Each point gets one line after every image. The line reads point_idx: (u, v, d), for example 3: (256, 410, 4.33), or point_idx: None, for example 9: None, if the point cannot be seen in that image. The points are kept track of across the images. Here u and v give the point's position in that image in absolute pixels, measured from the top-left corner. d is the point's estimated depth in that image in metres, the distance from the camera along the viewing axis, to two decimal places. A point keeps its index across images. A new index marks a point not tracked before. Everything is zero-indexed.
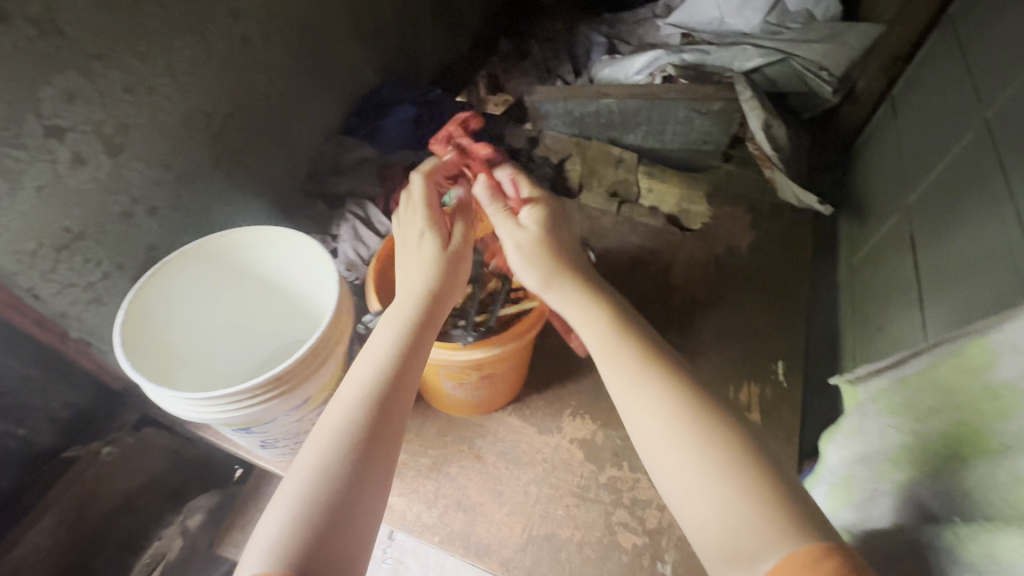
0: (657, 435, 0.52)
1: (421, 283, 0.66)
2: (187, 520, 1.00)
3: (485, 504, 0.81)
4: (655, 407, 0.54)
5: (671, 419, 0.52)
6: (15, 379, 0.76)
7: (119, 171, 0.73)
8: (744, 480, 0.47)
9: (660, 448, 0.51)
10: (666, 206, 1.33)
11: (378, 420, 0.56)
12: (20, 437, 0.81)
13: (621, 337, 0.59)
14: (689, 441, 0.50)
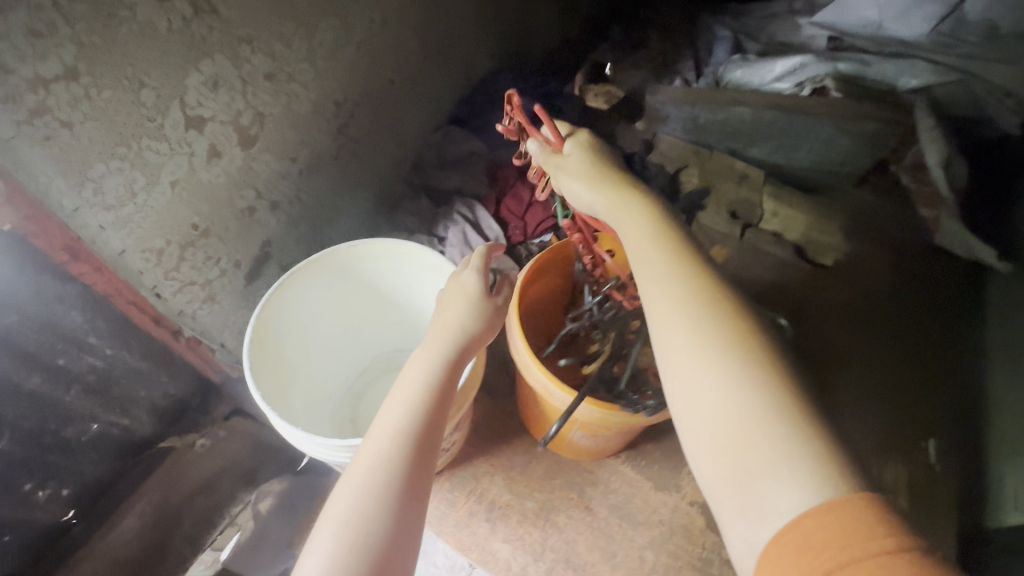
0: (685, 357, 0.42)
1: (461, 323, 0.58)
2: (258, 503, 0.84)
3: (597, 564, 0.74)
4: (684, 330, 0.43)
5: (706, 351, 0.42)
6: (125, 372, 0.72)
7: (249, 164, 0.67)
8: (775, 418, 0.39)
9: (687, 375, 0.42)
10: (790, 235, 1.16)
11: (419, 458, 0.50)
12: (123, 428, 0.77)
13: (661, 240, 0.48)
14: (724, 373, 0.41)
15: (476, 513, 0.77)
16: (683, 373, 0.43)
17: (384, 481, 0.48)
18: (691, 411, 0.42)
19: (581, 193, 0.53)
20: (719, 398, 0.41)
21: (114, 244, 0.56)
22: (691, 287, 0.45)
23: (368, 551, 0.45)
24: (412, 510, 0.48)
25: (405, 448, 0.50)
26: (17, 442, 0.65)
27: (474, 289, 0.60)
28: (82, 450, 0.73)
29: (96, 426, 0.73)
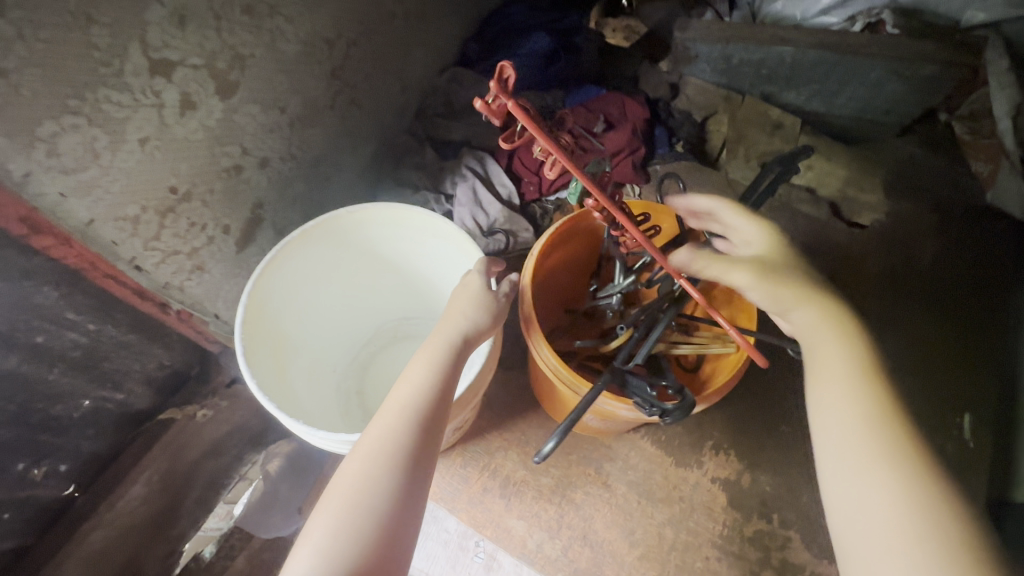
0: (853, 478, 0.41)
1: (464, 308, 0.56)
2: (267, 466, 0.83)
3: (615, 542, 0.72)
4: (866, 449, 0.41)
5: (886, 472, 0.39)
6: (113, 346, 0.67)
7: (230, 117, 0.58)
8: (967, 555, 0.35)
9: (862, 499, 0.39)
10: (826, 190, 1.06)
11: (423, 439, 0.48)
12: (119, 401, 0.73)
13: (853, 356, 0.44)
14: (900, 502, 0.38)
15: (490, 489, 0.75)
16: (844, 478, 0.41)
17: (387, 460, 0.46)
18: (861, 533, 0.39)
19: (786, 300, 0.45)
20: (882, 503, 0.39)
21: (80, 214, 0.49)
22: (878, 399, 0.42)
23: (363, 538, 0.43)
24: (415, 491, 0.46)
25: (408, 429, 0.48)
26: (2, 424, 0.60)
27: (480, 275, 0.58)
28: (77, 426, 0.70)
29: (87, 403, 0.69)
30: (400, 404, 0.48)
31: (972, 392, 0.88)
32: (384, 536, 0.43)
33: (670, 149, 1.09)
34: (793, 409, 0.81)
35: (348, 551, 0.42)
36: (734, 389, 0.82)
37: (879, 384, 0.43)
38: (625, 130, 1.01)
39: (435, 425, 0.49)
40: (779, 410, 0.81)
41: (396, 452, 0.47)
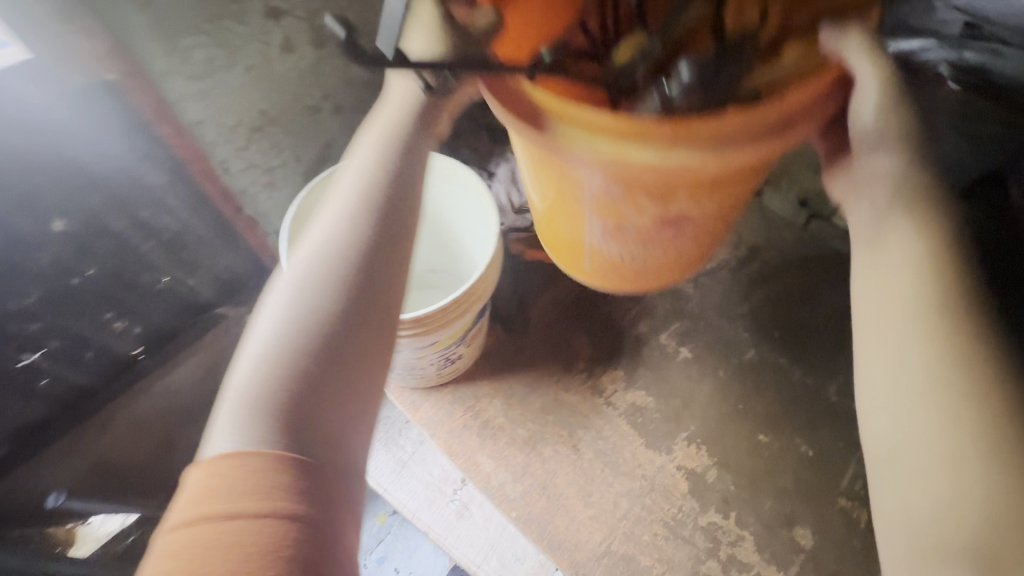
0: (898, 395, 0.42)
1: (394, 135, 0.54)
2: None
3: (571, 497, 0.77)
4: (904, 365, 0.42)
5: (932, 409, 0.39)
6: (194, 236, 0.82)
7: (319, 65, 0.73)
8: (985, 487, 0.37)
9: (892, 418, 0.41)
10: None
11: (359, 268, 0.49)
12: (189, 287, 0.89)
13: (923, 272, 0.43)
14: (945, 417, 0.39)
15: (470, 427, 0.82)
16: (883, 394, 0.43)
17: (309, 290, 0.47)
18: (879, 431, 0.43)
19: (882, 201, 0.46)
20: (918, 433, 0.40)
21: (193, 113, 0.66)
22: (944, 332, 0.41)
23: (285, 373, 0.44)
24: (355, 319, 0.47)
25: (339, 260, 0.48)
26: (103, 274, 0.75)
27: (403, 97, 0.54)
28: (153, 297, 0.86)
29: (166, 279, 0.84)
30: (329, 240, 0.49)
31: None
32: (305, 361, 0.44)
33: None
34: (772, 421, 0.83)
35: (273, 384, 0.43)
36: (719, 393, 0.86)
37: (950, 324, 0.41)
38: None
39: (371, 258, 0.49)
40: (758, 419, 0.83)
41: (327, 281, 0.47)
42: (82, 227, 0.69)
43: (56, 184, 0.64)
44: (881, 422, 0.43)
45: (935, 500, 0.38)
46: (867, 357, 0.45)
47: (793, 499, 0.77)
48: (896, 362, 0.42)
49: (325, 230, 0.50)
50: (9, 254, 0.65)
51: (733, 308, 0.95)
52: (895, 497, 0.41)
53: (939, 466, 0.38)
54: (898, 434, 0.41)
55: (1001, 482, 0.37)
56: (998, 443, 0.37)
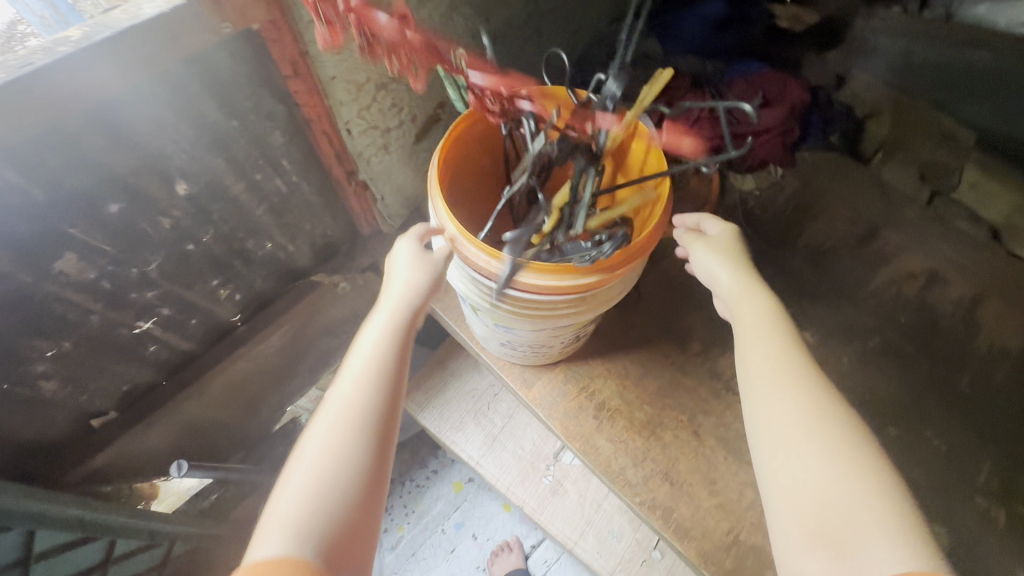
0: (779, 427, 0.48)
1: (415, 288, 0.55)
2: None
3: (694, 485, 0.75)
4: (779, 404, 0.49)
5: (801, 415, 0.48)
6: (301, 201, 0.78)
7: (450, 14, 0.66)
8: (842, 466, 0.44)
9: (783, 446, 0.47)
10: (986, 211, 0.98)
11: (385, 416, 0.49)
12: (288, 253, 0.85)
13: (773, 327, 0.53)
14: (817, 438, 0.46)
15: (584, 407, 0.80)
16: (766, 429, 0.49)
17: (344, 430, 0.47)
18: (776, 469, 0.47)
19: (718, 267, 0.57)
20: (788, 432, 0.47)
21: (328, 69, 0.60)
22: (780, 338, 0.52)
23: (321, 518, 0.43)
24: (382, 467, 0.48)
25: (366, 414, 0.48)
26: (217, 239, 0.72)
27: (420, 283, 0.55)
28: (256, 264, 0.82)
29: (269, 245, 0.80)
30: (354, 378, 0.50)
31: None
32: (341, 497, 0.45)
33: (822, 137, 1.06)
34: (901, 411, 0.80)
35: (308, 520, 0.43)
36: (844, 381, 0.82)
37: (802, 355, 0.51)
38: (782, 109, 0.99)
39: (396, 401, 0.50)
40: (885, 411, 0.80)
41: (361, 427, 0.48)
42: (202, 189, 0.65)
43: (186, 140, 0.59)
44: (756, 427, 0.49)
45: (814, 474, 0.45)
46: (747, 370, 0.52)
47: (927, 493, 0.75)
48: (776, 398, 0.49)
49: (345, 389, 0.50)
50: (136, 219, 0.61)
51: (854, 290, 0.89)
52: (777, 473, 0.46)
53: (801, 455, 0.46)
54: (781, 460, 0.47)
55: (851, 460, 0.45)
56: (838, 414, 0.47)
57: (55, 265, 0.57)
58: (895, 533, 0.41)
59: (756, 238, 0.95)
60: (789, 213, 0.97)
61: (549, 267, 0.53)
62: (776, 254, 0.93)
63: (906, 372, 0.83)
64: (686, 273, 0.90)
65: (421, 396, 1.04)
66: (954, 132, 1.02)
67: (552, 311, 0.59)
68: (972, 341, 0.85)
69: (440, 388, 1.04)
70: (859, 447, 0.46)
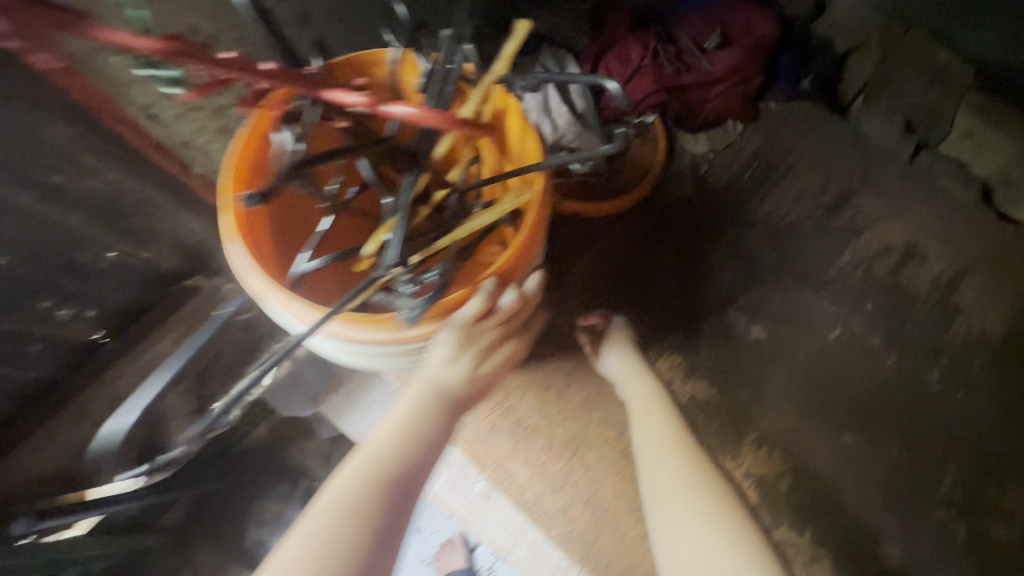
0: (666, 490, 0.53)
1: (466, 377, 0.50)
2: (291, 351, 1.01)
3: (620, 512, 0.66)
4: (664, 472, 0.54)
5: (681, 479, 0.53)
6: (136, 202, 0.64)
7: None
8: (723, 522, 0.50)
9: (670, 510, 0.52)
10: (980, 166, 0.83)
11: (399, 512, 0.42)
12: (146, 260, 0.72)
13: (659, 403, 0.60)
14: (701, 500, 0.51)
15: (499, 427, 0.69)
16: (654, 496, 0.54)
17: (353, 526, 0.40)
18: (670, 535, 0.51)
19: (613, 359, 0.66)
20: (675, 499, 0.52)
21: None
22: (668, 411, 0.59)
23: None
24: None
25: (375, 509, 0.41)
26: (20, 260, 0.58)
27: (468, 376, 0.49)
28: (102, 278, 0.69)
29: (112, 255, 0.67)
30: (381, 461, 0.44)
31: None
32: None
33: (793, 82, 0.88)
34: (859, 415, 0.70)
35: None
36: (796, 382, 0.71)
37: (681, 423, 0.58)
38: (742, 51, 0.81)
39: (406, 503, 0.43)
40: (844, 419, 0.70)
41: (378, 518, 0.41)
42: None
43: None
44: (650, 499, 0.54)
45: (698, 536, 0.49)
46: (637, 443, 0.58)
47: (881, 509, 0.66)
48: (659, 468, 0.55)
49: (361, 470, 0.43)
50: None
51: (816, 274, 0.76)
52: (668, 541, 0.51)
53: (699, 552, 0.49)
54: (672, 529, 0.51)
55: (730, 517, 0.50)
56: (715, 475, 0.54)
57: None
58: None
59: (711, 216, 0.80)
60: (749, 180, 0.82)
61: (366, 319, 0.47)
62: (731, 233, 0.79)
63: (871, 370, 0.72)
64: (622, 261, 0.77)
65: (336, 397, 0.94)
66: (950, 64, 0.81)
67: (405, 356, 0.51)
68: (949, 326, 0.74)
69: (360, 390, 0.93)
70: (733, 507, 0.51)
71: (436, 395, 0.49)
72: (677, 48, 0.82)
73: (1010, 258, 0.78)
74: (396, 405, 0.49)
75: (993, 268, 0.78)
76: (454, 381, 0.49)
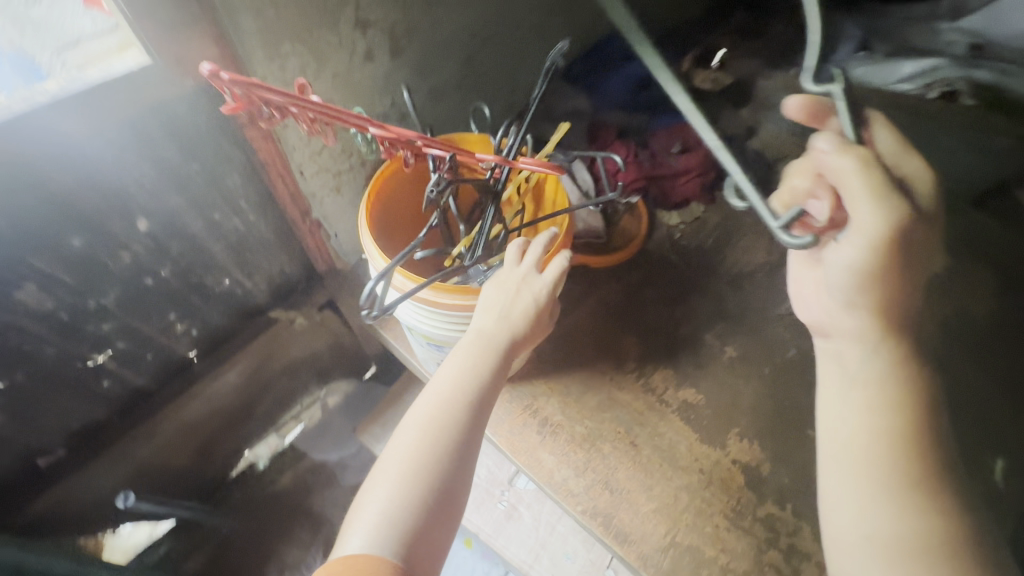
0: (858, 489, 0.54)
1: (507, 328, 0.63)
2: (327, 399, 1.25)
3: (633, 492, 0.79)
4: (871, 473, 0.54)
5: (874, 489, 0.53)
6: (256, 239, 0.83)
7: (392, 74, 0.74)
8: (914, 534, 0.51)
9: (850, 487, 0.55)
10: None
11: (454, 468, 0.59)
12: (246, 289, 0.90)
13: (891, 405, 0.55)
14: (899, 500, 0.52)
15: (529, 425, 0.84)
16: (844, 478, 0.56)
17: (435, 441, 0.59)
18: (839, 512, 0.55)
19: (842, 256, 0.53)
20: (879, 512, 0.53)
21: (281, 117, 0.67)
22: (903, 407, 0.55)
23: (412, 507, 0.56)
24: (454, 481, 0.58)
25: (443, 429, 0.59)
26: (173, 274, 0.76)
27: (497, 319, 0.63)
28: (213, 300, 0.86)
29: (227, 281, 0.85)
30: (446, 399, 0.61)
31: (1009, 445, 0.86)
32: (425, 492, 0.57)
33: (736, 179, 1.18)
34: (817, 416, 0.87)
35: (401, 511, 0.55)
36: (764, 391, 0.89)
37: (915, 428, 0.54)
38: (700, 153, 1.10)
39: (469, 428, 0.60)
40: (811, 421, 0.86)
41: (433, 468, 0.58)
42: (159, 226, 0.70)
43: (143, 183, 0.64)
44: (845, 491, 0.55)
45: (866, 519, 0.53)
46: (842, 424, 0.57)
47: None
48: (844, 445, 0.56)
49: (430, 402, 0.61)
50: (95, 252, 0.65)
51: (775, 310, 0.97)
52: (850, 519, 0.54)
53: (839, 486, 0.56)
54: (866, 522, 0.53)
55: (911, 525, 0.52)
56: (930, 489, 0.52)
57: (15, 293, 0.61)
58: None
59: (687, 268, 1.03)
60: (712, 244, 1.06)
61: (444, 288, 0.64)
62: (703, 281, 1.01)
63: None
64: (621, 301, 0.99)
65: (377, 428, 1.07)
66: None
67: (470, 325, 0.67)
68: None
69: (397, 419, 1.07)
70: (924, 514, 0.52)
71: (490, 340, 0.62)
72: (652, 151, 1.12)
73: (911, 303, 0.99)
74: (454, 352, 0.64)
75: None
76: (496, 329, 0.63)
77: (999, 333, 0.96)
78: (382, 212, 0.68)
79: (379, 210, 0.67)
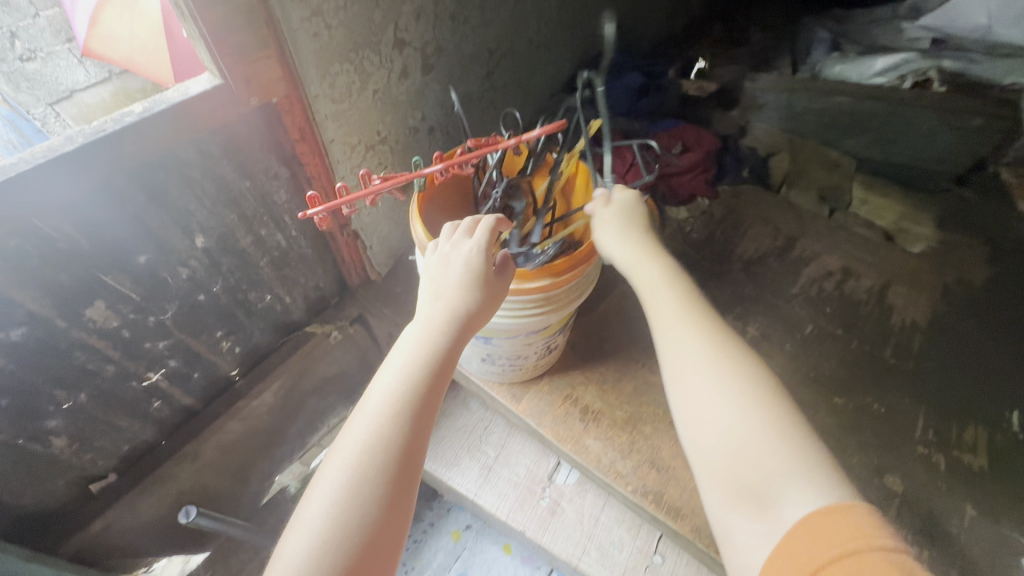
0: (679, 360, 0.49)
1: (457, 305, 0.54)
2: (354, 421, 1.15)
3: (678, 468, 0.82)
4: (683, 339, 0.50)
5: (696, 354, 0.49)
6: (297, 254, 0.87)
7: (424, 89, 0.80)
8: (741, 395, 0.46)
9: (681, 369, 0.49)
10: (881, 222, 1.17)
11: (400, 475, 0.46)
12: (286, 304, 0.93)
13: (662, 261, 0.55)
14: (717, 364, 0.48)
15: (572, 413, 0.87)
16: (677, 371, 0.49)
17: (377, 454, 0.46)
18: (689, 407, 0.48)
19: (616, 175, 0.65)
20: (708, 387, 0.47)
21: (329, 132, 0.71)
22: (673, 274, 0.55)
23: (349, 543, 0.43)
24: (402, 502, 0.46)
25: (387, 439, 0.47)
26: (224, 290, 0.79)
27: (437, 299, 0.55)
28: (256, 316, 0.89)
29: (269, 297, 0.88)
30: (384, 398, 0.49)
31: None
32: (367, 521, 0.44)
33: (736, 175, 1.26)
34: (841, 383, 0.91)
35: (331, 551, 0.42)
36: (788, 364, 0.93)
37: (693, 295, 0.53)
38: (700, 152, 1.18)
39: (417, 432, 0.48)
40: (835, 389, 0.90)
41: (372, 476, 0.45)
42: (215, 242, 0.73)
43: (203, 200, 0.68)
44: (689, 380, 0.48)
45: (702, 397, 0.47)
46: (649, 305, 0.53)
47: (875, 450, 0.84)
48: (673, 333, 0.51)
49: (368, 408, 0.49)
50: (158, 269, 0.68)
51: (786, 291, 1.04)
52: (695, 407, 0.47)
53: (688, 384, 0.48)
54: (704, 404, 0.47)
55: (720, 378, 0.47)
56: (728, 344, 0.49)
57: (86, 311, 0.64)
58: (766, 442, 0.44)
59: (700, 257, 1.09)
60: (720, 235, 1.13)
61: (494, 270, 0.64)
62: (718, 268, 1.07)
63: (842, 352, 0.95)
64: None
65: None
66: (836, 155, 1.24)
67: (523, 312, 0.67)
68: (886, 318, 1.00)
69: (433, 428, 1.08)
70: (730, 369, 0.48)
71: (435, 322, 0.53)
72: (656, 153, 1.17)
73: (908, 268, 1.07)
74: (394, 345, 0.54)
75: (903, 279, 1.05)
76: (441, 308, 0.54)
77: (994, 292, 1.02)
78: (429, 208, 0.72)
79: (427, 205, 0.70)
